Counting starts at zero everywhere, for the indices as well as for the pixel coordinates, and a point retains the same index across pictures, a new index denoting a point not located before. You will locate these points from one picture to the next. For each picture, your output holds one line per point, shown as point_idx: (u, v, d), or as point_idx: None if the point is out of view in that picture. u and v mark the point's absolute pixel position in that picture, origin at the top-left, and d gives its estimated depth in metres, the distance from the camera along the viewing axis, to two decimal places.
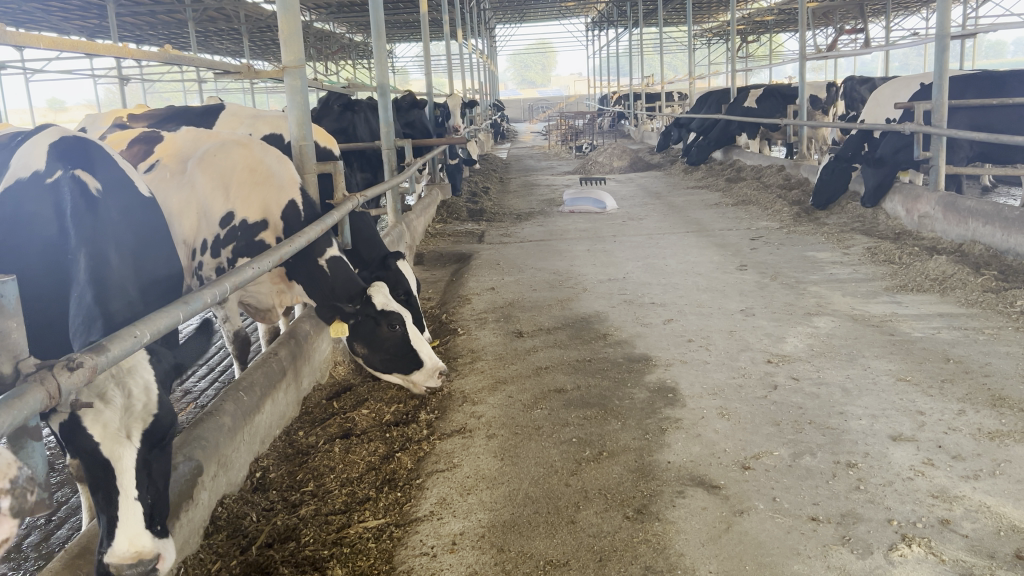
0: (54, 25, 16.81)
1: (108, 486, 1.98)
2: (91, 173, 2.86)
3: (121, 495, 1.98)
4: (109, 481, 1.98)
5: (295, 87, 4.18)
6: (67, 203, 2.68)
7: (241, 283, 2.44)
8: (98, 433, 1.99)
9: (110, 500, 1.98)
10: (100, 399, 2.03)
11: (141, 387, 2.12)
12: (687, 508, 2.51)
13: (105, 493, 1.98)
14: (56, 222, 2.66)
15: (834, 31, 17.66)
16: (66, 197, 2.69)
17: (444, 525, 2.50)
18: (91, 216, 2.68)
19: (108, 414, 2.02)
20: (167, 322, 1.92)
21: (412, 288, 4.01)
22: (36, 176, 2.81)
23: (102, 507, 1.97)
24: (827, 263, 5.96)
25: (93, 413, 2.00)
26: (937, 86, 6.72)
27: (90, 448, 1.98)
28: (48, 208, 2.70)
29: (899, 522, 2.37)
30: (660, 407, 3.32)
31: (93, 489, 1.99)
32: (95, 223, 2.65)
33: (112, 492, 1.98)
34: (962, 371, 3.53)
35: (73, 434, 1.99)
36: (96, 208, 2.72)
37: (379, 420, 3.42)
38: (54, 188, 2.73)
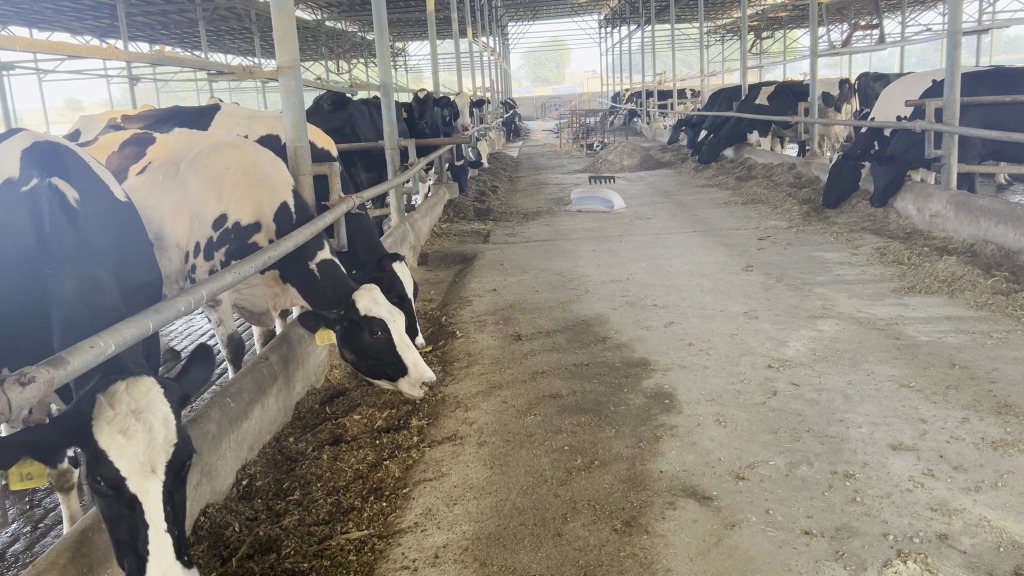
0: (66, 25, 16.86)
1: (133, 523, 1.97)
2: (68, 180, 2.83)
3: (151, 528, 1.98)
4: (137, 515, 1.97)
5: (290, 88, 4.12)
6: (43, 212, 2.65)
7: (220, 290, 2.35)
8: (121, 465, 1.97)
9: (138, 534, 1.97)
10: (121, 433, 2.00)
11: (161, 419, 2.08)
12: (677, 520, 2.44)
13: (131, 529, 1.97)
14: (33, 231, 2.65)
15: (850, 27, 17.45)
16: (43, 206, 2.66)
17: (428, 537, 2.45)
18: (69, 223, 2.65)
19: (124, 446, 1.99)
20: (134, 332, 1.87)
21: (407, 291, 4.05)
22: (15, 185, 2.80)
23: (129, 543, 1.97)
24: (835, 264, 5.86)
25: (111, 445, 1.98)
26: (949, 84, 6.59)
27: (116, 483, 1.96)
28: (26, 218, 2.69)
29: (895, 536, 2.29)
30: (656, 414, 3.25)
31: (116, 526, 1.98)
32: (73, 230, 2.62)
33: (138, 528, 1.97)
34: (967, 377, 3.45)
35: (95, 467, 1.96)
36: (74, 216, 2.70)
37: (370, 426, 3.37)
38: (30, 198, 2.72)
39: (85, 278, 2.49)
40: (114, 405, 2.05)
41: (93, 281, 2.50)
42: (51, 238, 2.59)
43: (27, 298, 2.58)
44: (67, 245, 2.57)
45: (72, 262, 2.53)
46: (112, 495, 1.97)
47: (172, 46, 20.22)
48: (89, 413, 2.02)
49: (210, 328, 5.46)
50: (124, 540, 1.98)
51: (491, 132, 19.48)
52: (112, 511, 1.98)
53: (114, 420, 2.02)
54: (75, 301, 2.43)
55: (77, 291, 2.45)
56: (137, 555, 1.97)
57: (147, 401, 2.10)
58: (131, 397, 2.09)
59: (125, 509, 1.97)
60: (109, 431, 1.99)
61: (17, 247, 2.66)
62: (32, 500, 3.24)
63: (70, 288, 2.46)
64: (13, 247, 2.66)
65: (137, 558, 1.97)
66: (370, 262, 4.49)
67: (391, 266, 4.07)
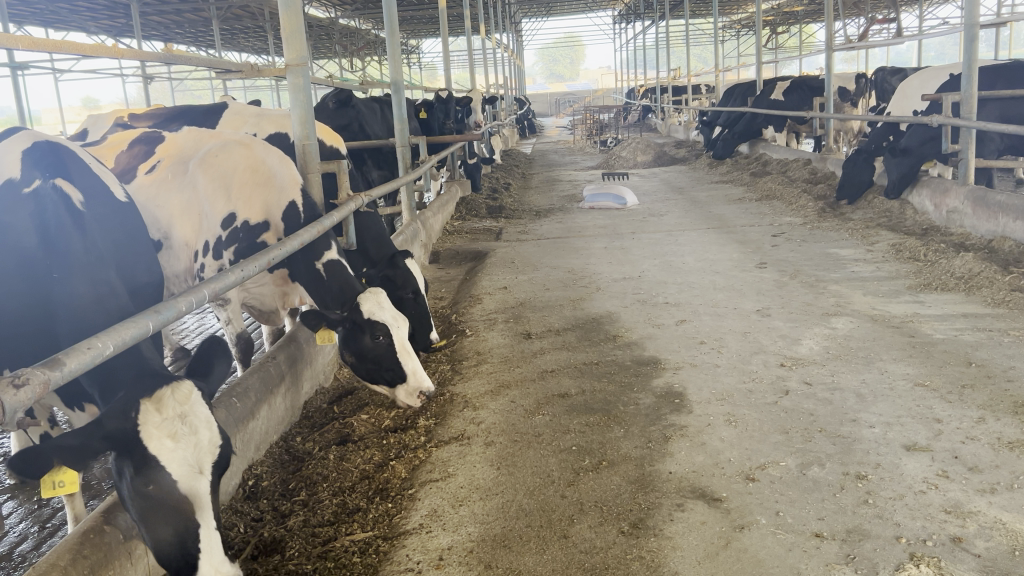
0: (82, 25, 16.96)
1: (183, 523, 2.01)
2: (71, 182, 2.84)
3: (202, 527, 2.03)
4: (189, 515, 2.02)
5: (297, 85, 4.08)
6: (49, 214, 2.66)
7: (223, 289, 2.31)
8: (172, 467, 2.02)
9: (187, 533, 2.01)
10: (170, 437, 2.05)
11: (205, 421, 2.13)
12: (685, 522, 2.40)
13: (181, 528, 2.01)
14: (37, 234, 2.63)
15: (867, 21, 17.29)
16: (48, 208, 2.67)
17: (432, 539, 2.42)
18: (76, 227, 2.66)
19: (172, 450, 2.04)
20: (133, 333, 1.85)
21: (421, 287, 4.19)
22: (17, 187, 2.77)
23: (176, 544, 2.00)
24: (850, 261, 5.79)
25: (161, 449, 2.03)
26: (966, 77, 6.50)
27: (167, 486, 2.01)
28: (29, 221, 2.66)
29: (908, 540, 2.24)
30: (666, 414, 3.21)
31: (163, 526, 2.01)
32: (79, 234, 2.64)
33: (188, 527, 2.02)
34: (983, 376, 3.38)
35: (144, 471, 2.00)
36: (80, 220, 2.70)
37: (377, 425, 3.35)
38: (33, 198, 2.71)
39: (96, 282, 2.52)
40: (160, 410, 2.09)
41: (104, 284, 2.52)
42: (59, 243, 2.59)
43: (25, 302, 2.54)
44: (75, 249, 2.59)
45: (82, 265, 2.55)
46: (163, 496, 2.01)
47: (187, 45, 20.29)
48: (135, 418, 2.05)
49: (221, 327, 5.45)
50: (170, 540, 2.01)
51: (504, 129, 19.43)
52: (158, 512, 2.01)
53: (162, 424, 2.06)
54: (90, 305, 2.45)
55: (90, 294, 2.48)
56: (188, 554, 2.01)
57: (191, 404, 2.14)
58: (177, 399, 2.12)
59: (174, 509, 2.01)
60: (159, 435, 2.04)
61: (17, 247, 2.62)
62: (40, 500, 3.24)
63: (83, 292, 2.48)
64: (12, 249, 2.62)
65: (188, 556, 2.01)
66: (378, 263, 4.47)
67: (404, 263, 4.20)
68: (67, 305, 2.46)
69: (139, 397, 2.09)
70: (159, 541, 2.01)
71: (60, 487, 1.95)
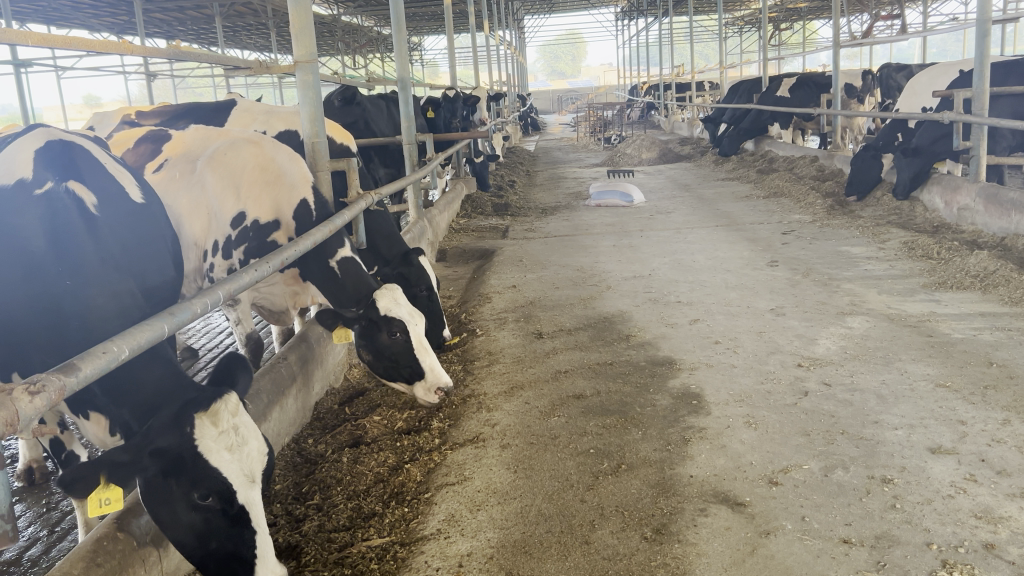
0: (84, 21, 16.89)
1: (237, 532, 2.10)
2: (82, 184, 2.80)
3: (256, 532, 2.12)
4: (243, 523, 2.10)
5: (307, 82, 4.04)
6: (63, 219, 2.63)
7: (238, 290, 2.25)
8: (229, 476, 2.09)
9: (242, 540, 2.10)
10: (227, 449, 2.12)
11: (253, 430, 2.20)
12: (709, 528, 2.35)
13: (234, 536, 2.10)
14: (46, 237, 2.57)
15: (873, 17, 17.18)
16: (63, 213, 2.63)
17: (451, 545, 2.37)
18: (90, 235, 2.65)
19: (230, 462, 2.10)
20: (149, 337, 1.80)
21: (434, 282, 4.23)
22: (26, 186, 2.68)
23: (230, 549, 2.10)
24: (862, 259, 5.73)
25: (220, 461, 2.09)
26: (979, 73, 6.42)
27: (226, 496, 2.09)
28: (38, 221, 2.60)
29: (939, 546, 2.19)
30: (684, 415, 3.16)
31: (216, 537, 2.09)
32: (92, 242, 2.64)
33: (242, 535, 2.10)
34: (1006, 376, 3.33)
35: (202, 483, 2.08)
36: (92, 227, 2.69)
37: (390, 427, 3.30)
38: (44, 200, 2.65)
39: (113, 293, 2.54)
40: (216, 423, 2.14)
41: (122, 296, 2.55)
42: (73, 250, 2.58)
43: (28, 305, 2.47)
44: (89, 257, 2.59)
45: (97, 274, 2.56)
46: (221, 507, 2.09)
47: (188, 42, 20.22)
48: (191, 432, 2.11)
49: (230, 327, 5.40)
50: (225, 550, 2.10)
51: (507, 126, 19.34)
52: (214, 523, 2.10)
53: (220, 437, 2.12)
54: (111, 318, 2.49)
55: (109, 307, 2.51)
56: (242, 563, 2.11)
57: (239, 414, 2.20)
58: (229, 410, 2.18)
59: (232, 519, 2.09)
60: (217, 448, 2.10)
61: (22, 248, 2.54)
62: (49, 503, 3.20)
63: (102, 304, 2.50)
64: (16, 249, 2.54)
65: (243, 565, 2.11)
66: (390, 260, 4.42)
67: (418, 260, 4.23)
68: (83, 316, 2.47)
69: (192, 410, 2.15)
70: (211, 552, 2.10)
71: (106, 504, 1.95)
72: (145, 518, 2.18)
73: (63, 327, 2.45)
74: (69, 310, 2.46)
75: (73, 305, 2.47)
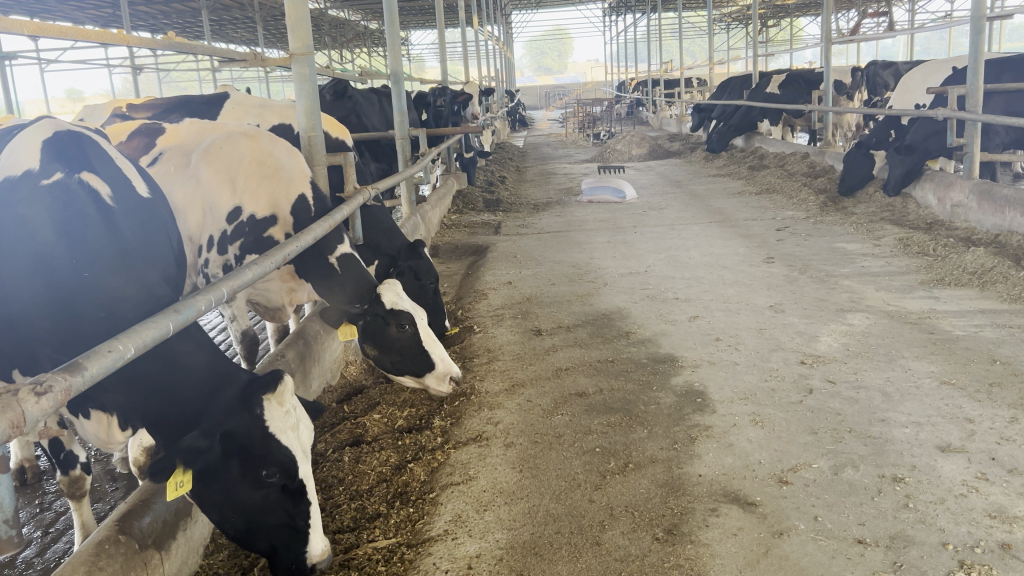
0: (69, 14, 16.75)
1: (295, 506, 2.24)
2: (94, 175, 2.72)
3: (310, 505, 2.26)
4: (299, 497, 2.24)
5: (303, 75, 3.95)
6: (75, 211, 2.57)
7: (241, 287, 2.15)
8: (294, 453, 2.23)
9: (296, 514, 2.23)
10: (293, 428, 2.25)
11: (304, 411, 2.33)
12: (721, 529, 2.32)
13: (290, 510, 2.23)
14: (59, 229, 2.51)
15: (860, 15, 17.19)
16: (76, 205, 2.58)
17: (459, 546, 2.33)
18: (103, 226, 2.62)
19: (294, 439, 2.24)
20: (153, 335, 1.74)
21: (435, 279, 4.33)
22: (34, 177, 2.59)
23: (286, 523, 2.23)
24: (858, 255, 5.72)
25: (287, 440, 2.23)
26: (972, 70, 6.40)
27: (289, 472, 2.22)
28: (49, 212, 2.53)
29: (955, 546, 2.17)
30: (688, 414, 3.13)
31: (273, 513, 2.23)
32: (107, 234, 2.61)
33: (298, 508, 2.24)
34: (1010, 374, 3.30)
35: (267, 461, 2.21)
36: (107, 219, 2.64)
37: (391, 426, 3.25)
38: (55, 191, 2.57)
39: (136, 284, 2.54)
40: (281, 404, 2.27)
41: (147, 287, 2.55)
42: (88, 243, 2.54)
43: (43, 299, 2.42)
44: (104, 250, 2.55)
45: (114, 266, 2.54)
46: (283, 483, 2.23)
47: (173, 35, 20.08)
48: (260, 414, 2.24)
49: (224, 323, 5.36)
50: (281, 523, 2.23)
51: (496, 121, 19.29)
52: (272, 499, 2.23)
53: (286, 417, 2.25)
54: (135, 307, 2.48)
55: (130, 295, 2.49)
56: (298, 533, 2.23)
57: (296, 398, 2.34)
58: (290, 392, 2.31)
59: (296, 494, 2.24)
60: (284, 427, 2.24)
61: (33, 241, 2.48)
62: (42, 503, 3.13)
63: (124, 294, 2.48)
64: (26, 242, 2.47)
65: (298, 535, 2.22)
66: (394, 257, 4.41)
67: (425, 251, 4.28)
68: (104, 306, 2.44)
69: (260, 392, 2.26)
70: (266, 527, 2.23)
71: (181, 487, 2.11)
72: (148, 519, 2.14)
73: (79, 319, 2.42)
74: (88, 302, 2.43)
75: (91, 297, 2.44)
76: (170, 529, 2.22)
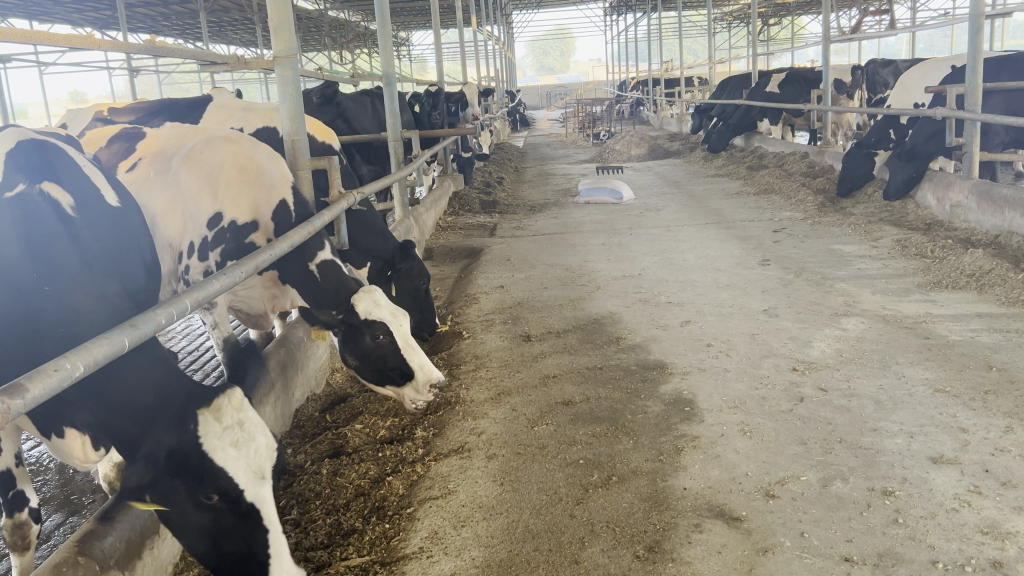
0: (67, 17, 16.71)
1: (249, 530, 2.10)
2: (60, 185, 2.65)
3: (269, 532, 2.11)
4: (253, 522, 2.10)
5: (286, 78, 3.88)
6: (40, 225, 2.51)
7: (207, 298, 2.07)
8: (236, 476, 2.08)
9: (254, 540, 2.10)
10: (233, 446, 2.10)
11: (260, 426, 2.19)
12: (704, 546, 2.25)
13: (247, 535, 2.10)
14: (22, 243, 2.46)
15: (861, 13, 17.08)
16: (38, 217, 2.52)
17: (433, 566, 2.25)
18: (68, 238, 2.53)
19: (236, 459, 2.09)
20: (107, 351, 1.66)
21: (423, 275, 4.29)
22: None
23: (244, 550, 2.10)
24: (855, 257, 5.64)
25: (226, 459, 2.08)
26: (971, 69, 6.30)
27: (233, 496, 2.08)
28: (13, 225, 2.49)
29: (945, 565, 2.09)
30: (676, 423, 3.06)
31: (229, 538, 2.10)
32: (72, 247, 2.52)
33: (254, 534, 2.10)
34: (1006, 381, 3.22)
35: (210, 482, 2.07)
36: (73, 230, 2.56)
37: (372, 436, 3.18)
38: (18, 203, 2.54)
39: (99, 295, 2.45)
40: (219, 419, 2.14)
41: (108, 298, 2.46)
42: (51, 256, 2.46)
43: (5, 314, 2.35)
44: (68, 264, 2.47)
45: (79, 280, 2.44)
46: (229, 507, 2.09)
47: (171, 36, 20.04)
48: (196, 430, 2.11)
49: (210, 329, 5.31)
50: (240, 550, 2.10)
51: (496, 122, 19.23)
52: (225, 523, 2.10)
53: (224, 435, 2.11)
54: (97, 320, 2.38)
55: (95, 310, 2.39)
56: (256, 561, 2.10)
57: (246, 410, 2.19)
58: (233, 406, 2.17)
59: (244, 518, 2.09)
60: (222, 446, 2.09)
61: None
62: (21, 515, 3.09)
63: (85, 308, 2.39)
64: None
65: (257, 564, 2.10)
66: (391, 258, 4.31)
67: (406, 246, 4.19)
68: (67, 323, 2.35)
69: (195, 407, 2.16)
70: (225, 554, 2.10)
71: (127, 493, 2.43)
72: (111, 539, 2.07)
73: (42, 336, 2.32)
74: (49, 319, 2.34)
75: (54, 311, 2.35)
76: (136, 550, 2.16)
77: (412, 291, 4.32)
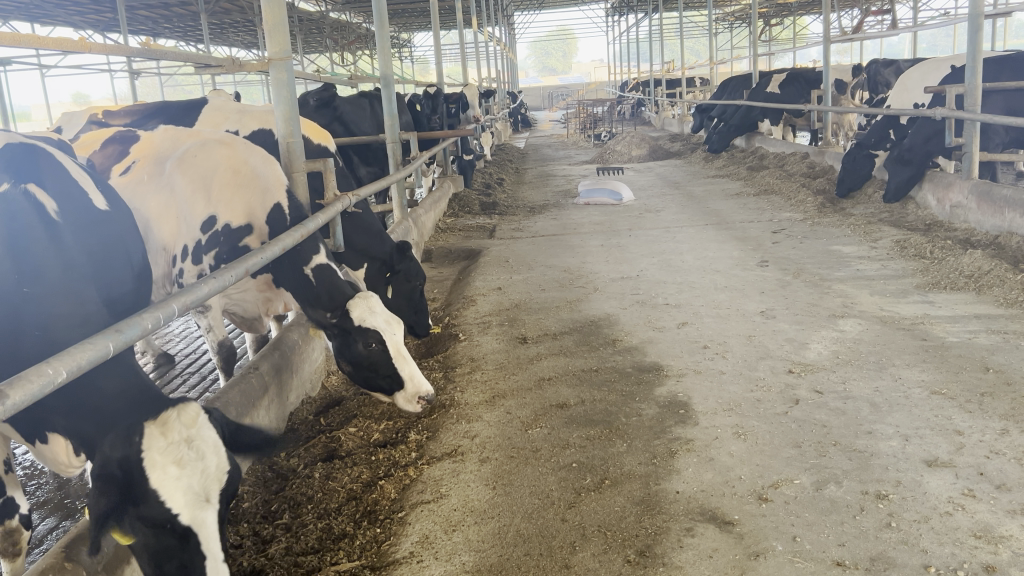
0: (69, 20, 16.79)
1: (187, 556, 1.91)
2: (43, 188, 2.65)
3: (208, 558, 1.92)
4: (192, 546, 1.91)
5: (281, 80, 3.86)
6: (21, 226, 2.49)
7: (197, 302, 2.06)
8: (176, 495, 1.91)
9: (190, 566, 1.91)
10: (176, 463, 1.94)
11: (212, 445, 2.02)
12: (695, 550, 2.23)
13: (184, 560, 1.90)
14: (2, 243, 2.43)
15: (863, 13, 17.08)
16: (19, 218, 2.50)
17: (423, 571, 2.24)
18: (50, 239, 2.51)
19: (176, 477, 1.92)
20: (92, 356, 1.65)
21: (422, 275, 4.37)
22: None
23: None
24: (854, 258, 5.62)
25: (164, 478, 1.91)
26: (971, 69, 6.28)
27: (170, 517, 1.90)
28: None
29: (937, 569, 2.08)
30: (670, 426, 3.05)
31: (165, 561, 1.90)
32: (54, 248, 2.50)
33: (191, 558, 1.91)
34: (1003, 383, 3.21)
35: (143, 502, 1.89)
36: (54, 232, 2.54)
37: (366, 440, 3.17)
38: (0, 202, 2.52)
39: (79, 298, 2.43)
40: (166, 434, 1.98)
41: (88, 301, 2.44)
42: (30, 257, 2.43)
43: None
44: (49, 266, 2.45)
45: (58, 282, 2.42)
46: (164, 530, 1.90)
47: (173, 38, 20.10)
48: (139, 444, 1.96)
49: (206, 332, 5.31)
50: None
51: (497, 123, 19.27)
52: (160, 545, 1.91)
53: (168, 450, 1.95)
54: (75, 325, 2.36)
55: (72, 315, 2.37)
56: None
57: (201, 427, 2.03)
58: (183, 423, 2.02)
59: (181, 541, 1.90)
60: (163, 462, 1.93)
61: None
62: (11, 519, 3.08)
63: (63, 312, 2.36)
64: None
65: None
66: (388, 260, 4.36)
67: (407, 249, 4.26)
68: (44, 327, 2.33)
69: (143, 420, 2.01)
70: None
71: None
72: (98, 545, 2.06)
73: (20, 338, 2.31)
74: (26, 322, 2.32)
75: (32, 314, 2.33)
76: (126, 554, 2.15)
77: (407, 291, 4.37)
